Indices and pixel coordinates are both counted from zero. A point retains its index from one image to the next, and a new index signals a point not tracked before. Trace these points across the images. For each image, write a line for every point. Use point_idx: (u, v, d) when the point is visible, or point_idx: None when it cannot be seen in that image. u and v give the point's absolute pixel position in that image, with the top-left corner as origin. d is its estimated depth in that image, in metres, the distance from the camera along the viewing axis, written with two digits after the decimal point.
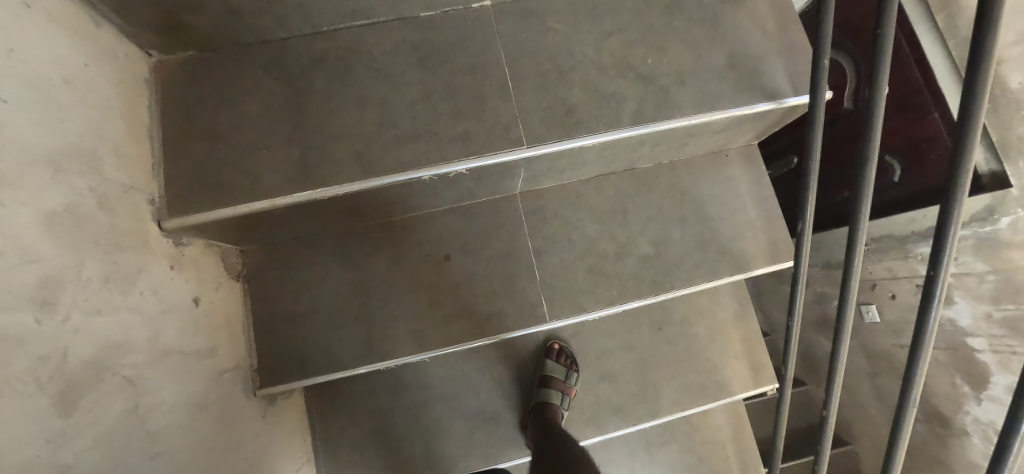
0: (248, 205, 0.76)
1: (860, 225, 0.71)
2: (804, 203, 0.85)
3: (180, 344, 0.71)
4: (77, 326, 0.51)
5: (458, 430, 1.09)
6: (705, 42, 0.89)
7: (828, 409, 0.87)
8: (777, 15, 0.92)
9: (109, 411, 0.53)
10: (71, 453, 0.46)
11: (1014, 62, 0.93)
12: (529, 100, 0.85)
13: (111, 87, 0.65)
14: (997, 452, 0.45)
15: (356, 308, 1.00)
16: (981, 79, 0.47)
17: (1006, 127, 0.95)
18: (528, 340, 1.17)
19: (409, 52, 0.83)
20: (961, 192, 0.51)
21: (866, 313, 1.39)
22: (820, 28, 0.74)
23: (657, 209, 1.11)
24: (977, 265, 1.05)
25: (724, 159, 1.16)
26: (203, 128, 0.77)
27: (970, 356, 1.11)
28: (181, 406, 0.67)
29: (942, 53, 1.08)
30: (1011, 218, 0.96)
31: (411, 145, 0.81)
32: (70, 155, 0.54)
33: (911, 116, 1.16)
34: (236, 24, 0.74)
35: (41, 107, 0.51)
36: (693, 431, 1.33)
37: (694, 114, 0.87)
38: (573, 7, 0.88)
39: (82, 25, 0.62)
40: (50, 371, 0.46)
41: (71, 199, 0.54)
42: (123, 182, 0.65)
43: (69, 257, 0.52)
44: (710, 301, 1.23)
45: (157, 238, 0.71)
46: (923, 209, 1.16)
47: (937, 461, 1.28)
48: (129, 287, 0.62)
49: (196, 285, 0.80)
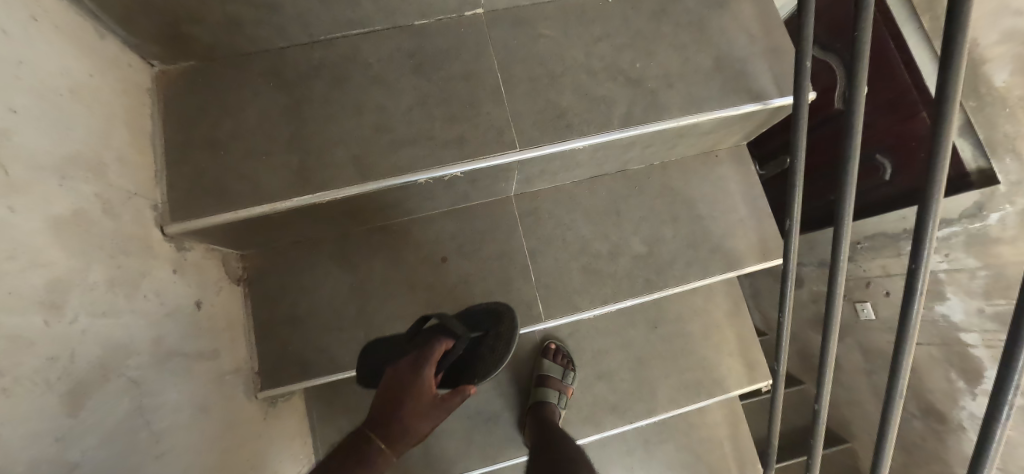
0: (250, 209, 0.78)
1: (845, 222, 0.74)
2: (791, 202, 0.88)
3: (183, 347, 0.72)
4: (85, 328, 0.52)
5: (457, 430, 1.11)
6: (692, 46, 0.92)
7: (820, 404, 0.89)
8: (762, 19, 0.95)
9: (115, 410, 0.54)
10: (80, 451, 0.47)
11: (997, 61, 0.96)
12: (521, 105, 0.87)
13: (114, 96, 0.67)
14: (1000, 378, 0.49)
15: (355, 310, 1.02)
16: (955, 81, 0.50)
17: (992, 125, 0.97)
18: (525, 340, 1.19)
19: (404, 59, 0.86)
20: (938, 189, 0.55)
21: (861, 310, 1.41)
22: (803, 31, 0.76)
23: (649, 209, 1.13)
24: (968, 261, 1.07)
25: (715, 160, 1.19)
26: (204, 134, 0.79)
27: (963, 351, 1.13)
28: (184, 407, 0.68)
29: (929, 53, 1.11)
30: (1000, 213, 0.99)
31: (407, 149, 0.83)
32: (75, 163, 0.56)
33: (900, 116, 1.19)
34: (235, 34, 0.77)
35: (48, 117, 0.53)
36: (691, 429, 1.35)
37: (682, 116, 0.90)
38: (563, 14, 0.91)
39: (87, 37, 0.64)
40: (59, 372, 0.47)
41: (76, 205, 0.55)
42: (127, 189, 0.67)
43: (77, 261, 0.54)
44: (703, 299, 1.25)
45: (160, 242, 0.73)
46: (911, 207, 1.18)
47: (933, 456, 1.29)
48: (133, 290, 0.63)
49: (198, 289, 0.81)
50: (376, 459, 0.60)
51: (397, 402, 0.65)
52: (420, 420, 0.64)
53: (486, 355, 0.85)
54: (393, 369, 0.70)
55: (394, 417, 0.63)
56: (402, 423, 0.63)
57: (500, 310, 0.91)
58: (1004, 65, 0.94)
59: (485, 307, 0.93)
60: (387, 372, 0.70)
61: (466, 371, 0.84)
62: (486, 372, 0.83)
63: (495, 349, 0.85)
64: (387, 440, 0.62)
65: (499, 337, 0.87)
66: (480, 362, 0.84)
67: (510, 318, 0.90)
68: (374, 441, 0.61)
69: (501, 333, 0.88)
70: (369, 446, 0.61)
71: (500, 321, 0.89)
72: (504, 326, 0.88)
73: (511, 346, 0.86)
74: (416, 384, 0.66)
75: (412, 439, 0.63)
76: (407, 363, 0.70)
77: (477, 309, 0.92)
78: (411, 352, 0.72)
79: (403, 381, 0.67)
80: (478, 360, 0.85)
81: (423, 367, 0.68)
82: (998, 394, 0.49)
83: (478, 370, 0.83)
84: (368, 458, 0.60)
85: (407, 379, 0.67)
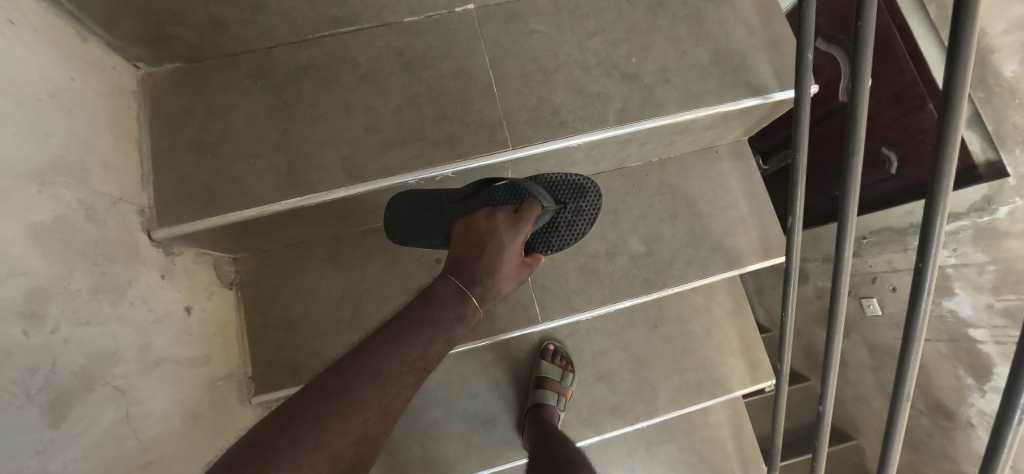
0: (237, 212, 0.76)
1: (849, 217, 0.71)
2: (794, 198, 0.85)
3: (173, 352, 0.72)
4: (66, 336, 0.51)
5: (455, 432, 1.09)
6: (689, 40, 0.90)
7: (824, 404, 0.86)
8: (760, 10, 0.92)
9: (99, 421, 0.53)
10: (62, 462, 0.46)
11: (1006, 51, 0.92)
12: (514, 102, 0.86)
13: (98, 100, 0.66)
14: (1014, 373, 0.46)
15: (348, 313, 1.00)
16: (964, 68, 0.47)
17: (1002, 116, 0.94)
18: (524, 341, 1.17)
19: (393, 58, 0.84)
20: (946, 184, 0.52)
21: (867, 307, 1.37)
22: (803, 24, 0.73)
23: (647, 208, 1.11)
24: (977, 256, 1.04)
25: (715, 156, 1.16)
26: (191, 138, 0.77)
27: (972, 348, 1.10)
28: (172, 414, 0.67)
29: (936, 44, 1.07)
30: (1009, 207, 0.96)
31: (398, 150, 0.82)
32: (57, 169, 0.55)
33: (905, 109, 1.16)
34: (221, 35, 0.76)
35: (26, 123, 0.51)
36: (693, 430, 1.33)
37: (679, 111, 0.87)
38: (556, 8, 0.88)
39: (68, 40, 0.63)
40: (39, 383, 0.46)
41: (57, 211, 0.54)
42: (112, 194, 0.65)
43: (58, 270, 0.53)
44: (705, 298, 1.23)
45: (147, 247, 0.72)
46: (917, 201, 1.16)
47: (942, 455, 1.26)
48: (119, 297, 0.62)
49: (188, 294, 0.80)
50: (468, 311, 0.69)
51: (494, 257, 0.71)
52: (507, 279, 0.73)
53: (561, 229, 0.82)
54: (491, 220, 0.73)
55: (491, 274, 0.71)
56: (495, 281, 0.71)
57: (585, 186, 0.83)
58: (1013, 55, 0.91)
59: (565, 176, 0.83)
60: (482, 218, 0.73)
61: (540, 240, 0.82)
62: (562, 246, 0.82)
63: (570, 225, 0.82)
64: (478, 296, 0.70)
65: (579, 212, 0.82)
66: (555, 232, 0.82)
67: (593, 195, 0.83)
68: (469, 295, 0.69)
69: (582, 209, 0.82)
70: (463, 297, 0.69)
71: (582, 195, 0.82)
72: (587, 201, 0.82)
73: (590, 223, 0.82)
74: (514, 244, 0.72)
75: (496, 295, 0.73)
76: (506, 219, 0.73)
77: (558, 177, 0.82)
78: (508, 206, 0.75)
79: (502, 237, 0.72)
80: (552, 232, 0.82)
81: (522, 231, 0.73)
82: (1011, 395, 0.47)
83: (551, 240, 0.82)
84: (462, 310, 0.68)
85: (506, 237, 0.72)
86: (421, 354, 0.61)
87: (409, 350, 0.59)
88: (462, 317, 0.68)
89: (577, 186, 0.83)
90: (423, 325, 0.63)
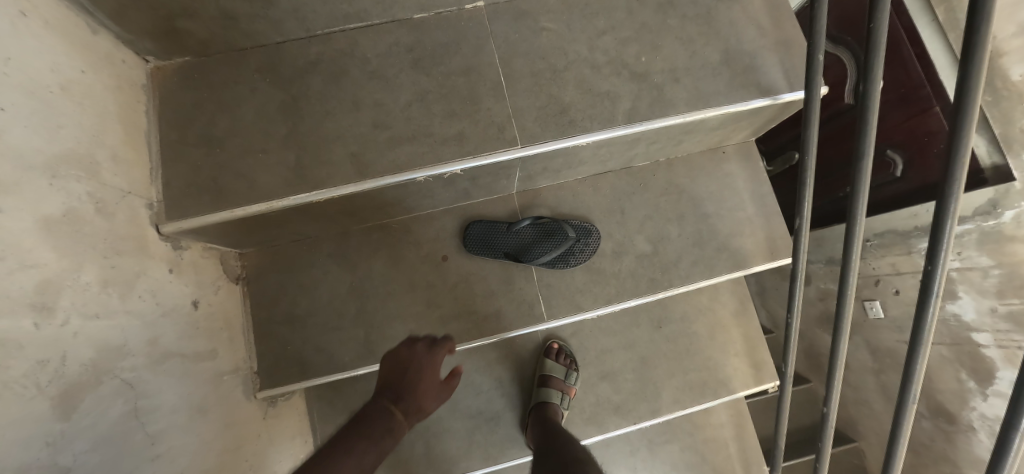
0: (246, 208, 0.76)
1: (857, 219, 0.71)
2: (801, 199, 0.85)
3: (180, 347, 0.72)
4: (77, 329, 0.51)
5: (458, 429, 1.10)
6: (699, 39, 0.89)
7: (829, 406, 0.86)
8: (771, 10, 0.92)
9: (108, 414, 0.53)
10: (72, 455, 0.46)
11: (1015, 54, 0.91)
12: (522, 100, 0.85)
13: (108, 93, 0.66)
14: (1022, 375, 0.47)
15: (354, 308, 1.01)
16: (977, 70, 0.47)
17: (1008, 120, 0.94)
18: (528, 339, 1.17)
19: (404, 54, 0.84)
20: (957, 185, 0.52)
21: (870, 308, 1.37)
22: (814, 24, 0.73)
23: (654, 208, 1.11)
24: (981, 259, 1.04)
25: (721, 156, 1.16)
26: (200, 132, 0.77)
27: (975, 352, 1.10)
28: (180, 407, 0.67)
29: (944, 47, 1.07)
30: (1014, 211, 0.96)
31: (406, 147, 0.82)
32: (68, 161, 0.55)
33: (913, 111, 1.15)
34: (231, 29, 0.76)
35: (38, 114, 0.51)
36: (695, 430, 1.33)
37: (688, 111, 0.87)
38: (566, 7, 0.88)
39: (79, 33, 0.62)
40: (50, 376, 0.46)
41: (68, 205, 0.54)
42: (121, 188, 0.65)
43: (69, 262, 0.53)
44: (709, 298, 1.23)
45: (155, 241, 0.72)
46: (923, 204, 1.15)
47: (943, 458, 1.26)
48: (127, 291, 0.62)
49: (195, 288, 0.80)
50: (399, 425, 0.68)
51: (417, 376, 0.76)
52: (434, 394, 0.77)
53: (574, 255, 1.05)
54: (413, 346, 0.81)
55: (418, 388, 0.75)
56: (419, 397, 0.74)
57: (591, 230, 1.07)
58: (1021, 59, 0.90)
59: (581, 219, 1.09)
60: (405, 345, 0.81)
61: (557, 260, 1.05)
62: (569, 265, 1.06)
63: (579, 254, 1.05)
64: (405, 410, 0.71)
65: (586, 246, 1.06)
66: (569, 257, 1.05)
67: (595, 238, 1.07)
68: (398, 408, 0.70)
69: (588, 245, 1.06)
70: (393, 411, 0.69)
71: (589, 235, 1.07)
72: (592, 239, 1.07)
73: (592, 254, 1.06)
74: (435, 365, 0.80)
75: (423, 412, 0.74)
76: (426, 344, 0.83)
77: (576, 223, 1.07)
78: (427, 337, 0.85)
79: (424, 359, 0.80)
80: (566, 257, 1.05)
81: (441, 354, 0.82)
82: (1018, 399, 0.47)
83: (563, 261, 1.05)
84: (393, 423, 0.67)
85: (428, 359, 0.80)
86: (356, 466, 0.57)
87: (344, 460, 0.56)
88: (393, 430, 0.66)
89: (586, 229, 1.07)
90: (356, 439, 0.61)
